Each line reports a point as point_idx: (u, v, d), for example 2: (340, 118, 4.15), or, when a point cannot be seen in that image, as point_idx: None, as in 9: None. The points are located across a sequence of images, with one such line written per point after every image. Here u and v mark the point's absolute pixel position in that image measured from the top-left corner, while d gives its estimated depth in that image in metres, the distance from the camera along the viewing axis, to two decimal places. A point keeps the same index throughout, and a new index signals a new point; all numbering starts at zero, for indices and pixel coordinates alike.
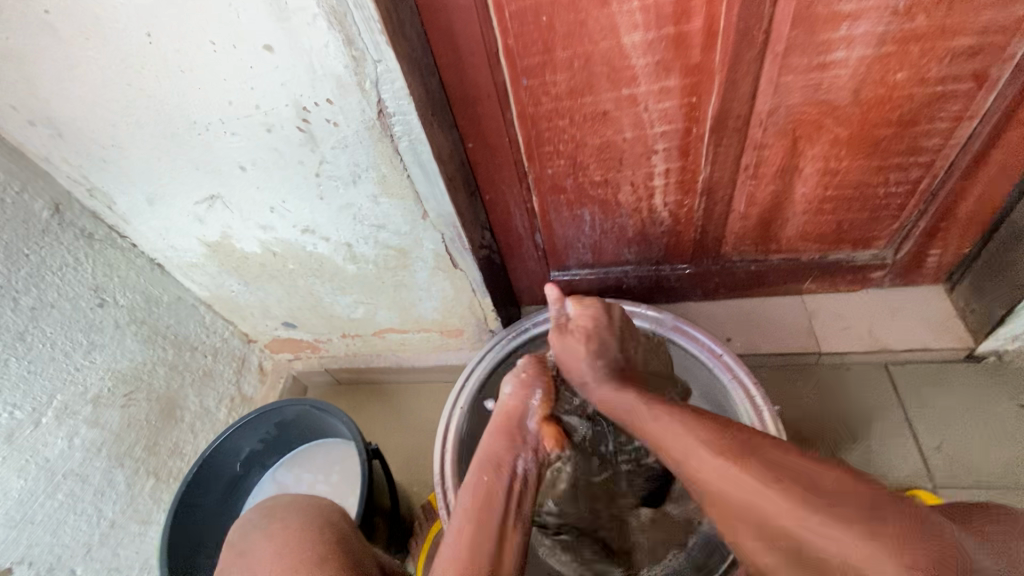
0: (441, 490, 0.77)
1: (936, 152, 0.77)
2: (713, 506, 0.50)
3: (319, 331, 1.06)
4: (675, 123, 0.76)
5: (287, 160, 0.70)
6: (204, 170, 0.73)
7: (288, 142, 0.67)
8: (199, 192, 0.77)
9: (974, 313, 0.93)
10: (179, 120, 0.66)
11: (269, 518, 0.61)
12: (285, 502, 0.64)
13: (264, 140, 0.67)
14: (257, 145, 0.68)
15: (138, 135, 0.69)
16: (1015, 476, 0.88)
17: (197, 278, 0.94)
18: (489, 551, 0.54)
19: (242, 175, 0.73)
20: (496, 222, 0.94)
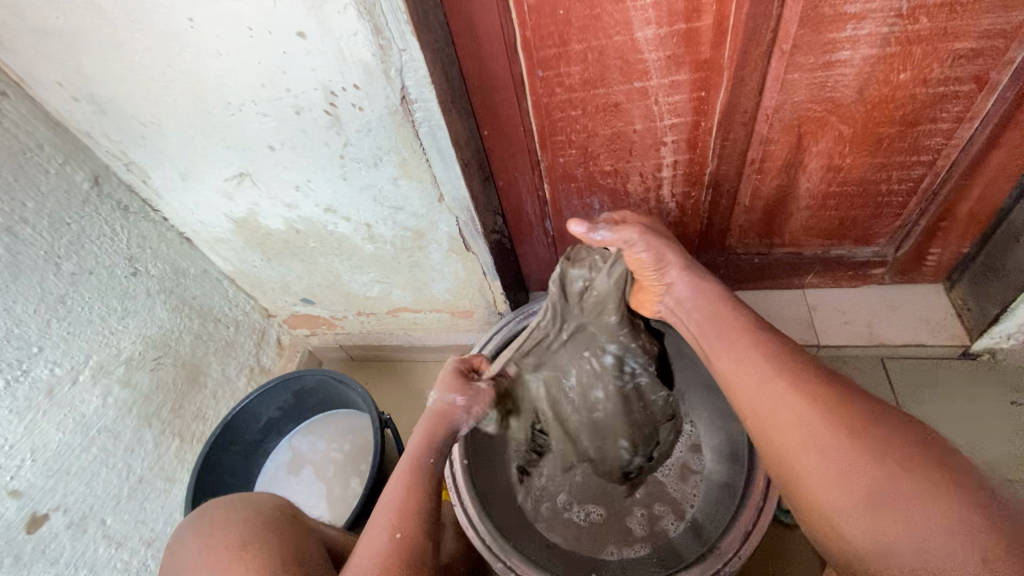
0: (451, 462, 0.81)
1: (937, 152, 0.80)
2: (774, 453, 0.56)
3: (335, 308, 1.11)
4: (683, 117, 0.79)
5: (313, 141, 0.74)
6: (234, 148, 0.77)
7: (315, 123, 0.71)
8: (228, 170, 0.81)
9: (971, 311, 0.95)
10: (213, 101, 0.70)
11: (198, 528, 0.60)
12: (209, 508, 0.62)
13: (292, 122, 0.71)
14: (285, 126, 0.72)
15: (174, 113, 0.73)
16: (1003, 469, 0.90)
17: (222, 253, 0.99)
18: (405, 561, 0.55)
19: (270, 155, 0.77)
20: (508, 208, 0.98)
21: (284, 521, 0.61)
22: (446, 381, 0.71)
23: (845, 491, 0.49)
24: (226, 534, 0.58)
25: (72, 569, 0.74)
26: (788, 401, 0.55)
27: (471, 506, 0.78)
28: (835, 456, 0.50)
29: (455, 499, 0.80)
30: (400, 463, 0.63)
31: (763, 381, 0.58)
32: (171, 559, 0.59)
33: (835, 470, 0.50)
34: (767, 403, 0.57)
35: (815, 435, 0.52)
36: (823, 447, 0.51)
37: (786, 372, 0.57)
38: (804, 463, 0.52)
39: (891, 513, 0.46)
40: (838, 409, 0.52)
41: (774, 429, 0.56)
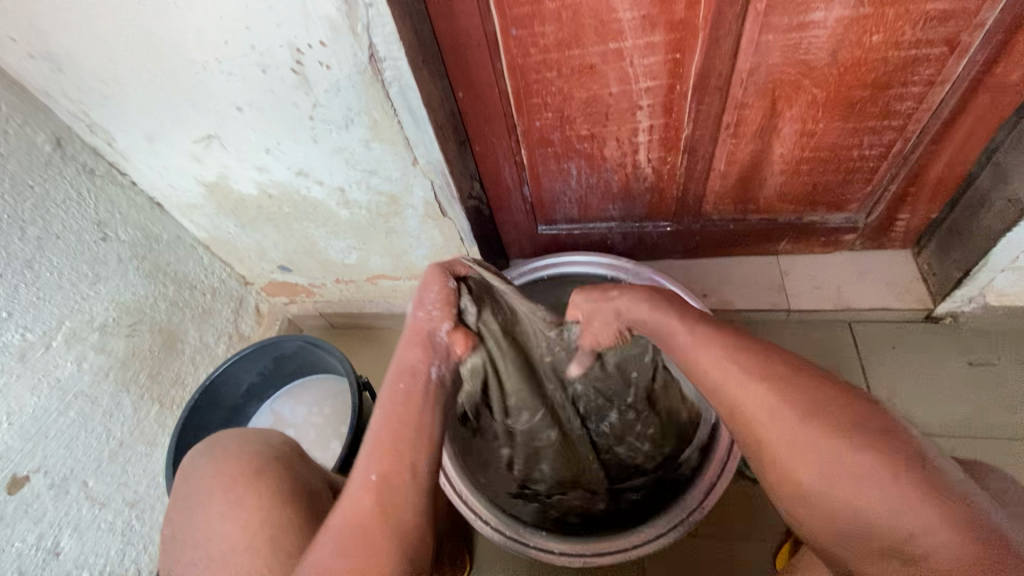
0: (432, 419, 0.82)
1: (908, 117, 0.81)
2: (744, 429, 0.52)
3: (313, 276, 1.11)
4: (659, 79, 0.78)
5: (281, 102, 0.72)
6: (201, 111, 0.76)
7: (281, 83, 0.69)
8: (195, 133, 0.79)
9: (935, 276, 0.99)
10: (175, 59, 0.68)
11: (210, 455, 0.61)
12: (222, 436, 0.64)
13: (258, 81, 0.70)
14: (252, 86, 0.71)
15: (134, 71, 0.71)
16: (958, 424, 0.93)
17: (195, 219, 0.98)
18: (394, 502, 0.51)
19: (238, 116, 0.75)
20: (485, 174, 0.98)
21: (292, 456, 0.62)
22: (435, 300, 0.65)
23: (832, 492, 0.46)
24: (237, 463, 0.59)
25: (56, 529, 0.75)
26: (762, 392, 0.51)
27: (452, 467, 0.80)
28: (820, 455, 0.46)
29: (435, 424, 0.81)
30: (381, 394, 0.59)
31: (739, 373, 0.53)
32: (181, 480, 0.61)
33: (823, 471, 0.46)
34: (744, 389, 0.52)
35: (794, 428, 0.48)
36: (806, 445, 0.47)
37: (758, 368, 0.52)
38: (790, 461, 0.48)
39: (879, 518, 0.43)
40: (813, 402, 0.49)
41: (754, 421, 0.51)
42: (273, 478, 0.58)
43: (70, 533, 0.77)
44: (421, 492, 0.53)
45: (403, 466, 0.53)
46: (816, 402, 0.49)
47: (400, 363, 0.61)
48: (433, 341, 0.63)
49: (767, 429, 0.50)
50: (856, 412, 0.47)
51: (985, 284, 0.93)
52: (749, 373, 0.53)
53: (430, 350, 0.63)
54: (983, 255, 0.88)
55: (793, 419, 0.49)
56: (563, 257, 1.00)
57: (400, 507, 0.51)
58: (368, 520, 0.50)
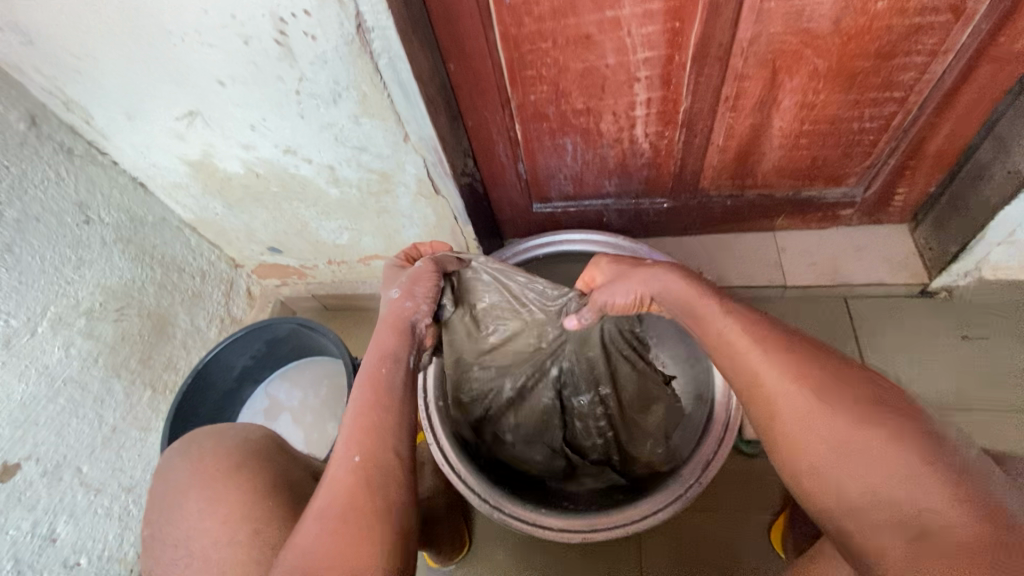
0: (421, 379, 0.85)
1: (910, 88, 0.79)
2: (762, 412, 0.52)
3: (305, 257, 1.09)
4: (657, 49, 0.76)
5: (265, 75, 0.69)
6: (181, 86, 0.72)
7: (265, 55, 0.66)
8: (175, 108, 0.76)
9: (932, 250, 0.99)
10: (150, 29, 0.65)
11: (187, 455, 0.60)
12: (200, 434, 0.64)
13: (239, 53, 0.67)
14: (234, 58, 0.67)
15: (108, 43, 0.67)
16: (952, 397, 0.94)
17: (181, 200, 0.95)
18: (377, 483, 0.50)
19: (221, 91, 0.72)
20: (479, 150, 0.95)
21: (273, 451, 0.62)
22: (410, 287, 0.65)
23: (840, 465, 0.46)
24: (214, 460, 0.59)
25: (52, 515, 0.74)
26: (773, 366, 0.52)
27: (449, 448, 0.81)
28: (829, 429, 0.47)
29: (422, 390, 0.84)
30: (358, 379, 0.58)
31: (750, 350, 0.55)
32: (160, 480, 0.60)
33: (832, 444, 0.47)
34: (753, 364, 0.54)
35: (811, 412, 0.49)
36: (816, 418, 0.48)
37: (767, 344, 0.54)
38: (800, 435, 0.49)
39: (889, 496, 0.43)
40: (830, 386, 0.49)
41: (771, 405, 0.51)
42: (252, 473, 0.58)
43: (66, 519, 0.76)
44: (405, 469, 0.53)
45: (386, 445, 0.53)
46: (827, 378, 0.50)
47: (383, 348, 0.60)
48: (409, 329, 0.63)
49: (777, 404, 0.51)
50: (871, 397, 0.48)
51: (980, 258, 0.92)
52: (758, 350, 0.54)
53: (405, 337, 0.62)
54: (981, 228, 0.87)
55: (810, 403, 0.49)
56: (561, 235, 0.99)
57: (385, 479, 0.51)
58: (349, 502, 0.49)
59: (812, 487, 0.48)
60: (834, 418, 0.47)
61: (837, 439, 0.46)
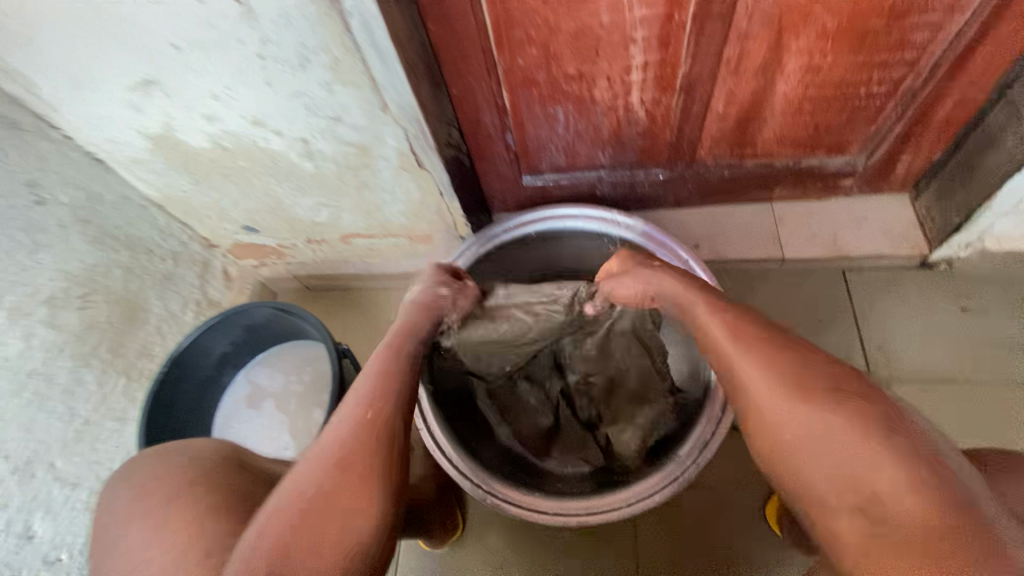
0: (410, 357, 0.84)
1: (922, 49, 0.74)
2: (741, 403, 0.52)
3: (282, 235, 1.04)
4: (656, 7, 0.70)
5: (224, 38, 0.62)
6: (132, 53, 0.65)
7: (222, 15, 0.59)
8: (128, 77, 0.69)
9: (934, 222, 0.96)
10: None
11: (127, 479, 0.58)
12: (143, 459, 0.60)
13: (192, 13, 0.59)
14: (187, 19, 0.60)
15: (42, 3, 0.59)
16: (947, 370, 0.94)
17: (145, 177, 0.88)
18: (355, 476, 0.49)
19: (177, 56, 0.65)
20: (464, 120, 0.89)
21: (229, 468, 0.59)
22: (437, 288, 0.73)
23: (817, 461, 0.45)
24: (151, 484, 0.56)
25: (26, 513, 0.71)
26: (753, 363, 0.51)
27: (438, 431, 0.78)
28: (806, 421, 0.47)
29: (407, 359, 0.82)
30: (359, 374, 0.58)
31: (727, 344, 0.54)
32: (100, 515, 0.56)
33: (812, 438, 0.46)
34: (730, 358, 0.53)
35: (790, 402, 0.48)
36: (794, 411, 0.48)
37: (746, 339, 0.53)
38: (780, 423, 0.48)
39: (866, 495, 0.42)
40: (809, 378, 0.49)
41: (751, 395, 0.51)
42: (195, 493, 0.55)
43: (42, 516, 0.73)
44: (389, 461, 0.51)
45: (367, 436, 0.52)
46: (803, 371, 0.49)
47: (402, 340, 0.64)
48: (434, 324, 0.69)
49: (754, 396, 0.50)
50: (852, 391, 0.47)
51: (983, 230, 0.90)
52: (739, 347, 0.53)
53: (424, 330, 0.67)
54: (988, 198, 0.84)
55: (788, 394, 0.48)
56: (552, 209, 0.95)
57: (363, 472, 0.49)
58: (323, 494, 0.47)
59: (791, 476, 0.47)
60: (813, 410, 0.47)
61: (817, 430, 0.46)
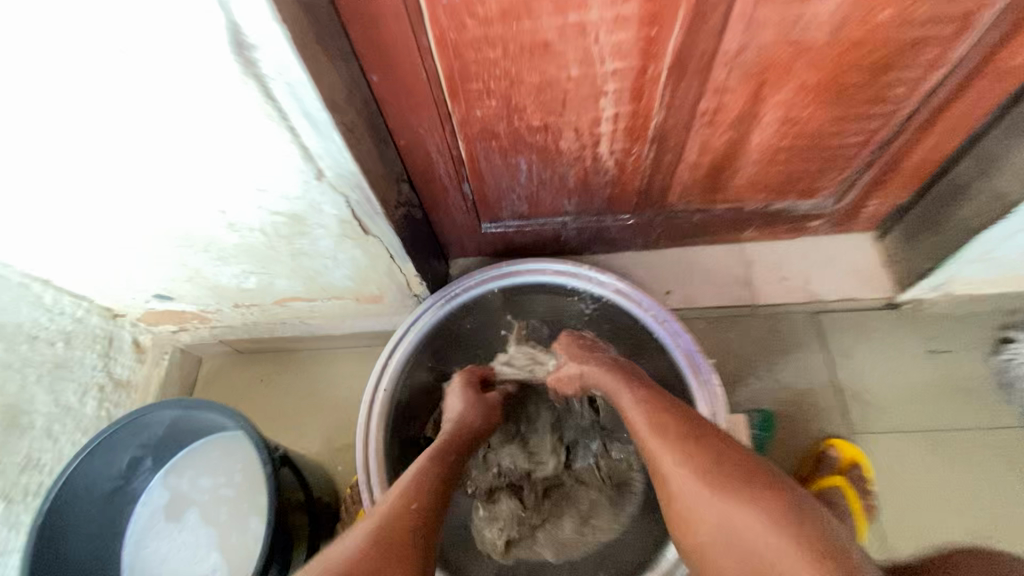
0: (360, 456, 0.78)
1: (899, 102, 0.72)
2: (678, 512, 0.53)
3: (204, 301, 0.89)
4: (628, 60, 0.63)
5: (124, 83, 0.48)
6: (19, 131, 0.53)
7: (101, 45, 0.44)
8: (11, 156, 0.56)
9: (900, 263, 0.94)
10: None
11: None
12: None
13: (59, 48, 0.44)
14: (58, 61, 0.45)
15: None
16: (922, 418, 0.91)
17: (22, 251, 0.71)
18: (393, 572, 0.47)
19: (42, 102, 0.50)
20: (414, 171, 0.79)
21: None
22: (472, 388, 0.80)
23: (710, 536, 0.50)
24: None
25: None
26: (670, 451, 0.56)
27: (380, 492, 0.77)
28: (707, 499, 0.51)
29: (371, 428, 0.80)
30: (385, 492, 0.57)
31: (648, 433, 0.59)
32: None
33: (659, 447, 0.57)
34: (648, 447, 0.59)
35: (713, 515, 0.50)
36: (692, 489, 0.52)
37: (670, 430, 0.58)
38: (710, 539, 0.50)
39: (757, 560, 0.46)
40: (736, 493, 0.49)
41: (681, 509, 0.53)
42: None
43: None
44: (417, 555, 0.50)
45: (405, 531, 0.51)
46: (708, 452, 0.54)
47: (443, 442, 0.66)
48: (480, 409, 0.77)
49: (666, 483, 0.55)
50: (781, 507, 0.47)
51: (951, 273, 0.88)
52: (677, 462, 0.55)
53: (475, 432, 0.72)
54: (957, 249, 0.82)
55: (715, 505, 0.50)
56: (492, 269, 0.88)
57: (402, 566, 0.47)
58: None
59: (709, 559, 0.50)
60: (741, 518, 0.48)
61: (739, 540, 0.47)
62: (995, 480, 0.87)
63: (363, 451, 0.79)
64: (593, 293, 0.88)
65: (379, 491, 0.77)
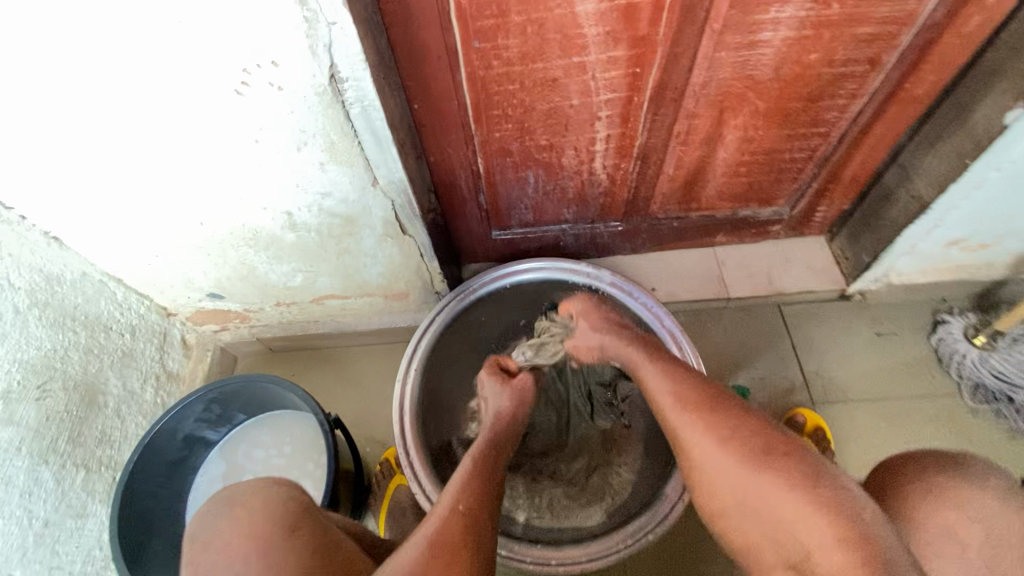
0: (406, 453, 0.87)
1: (832, 124, 0.89)
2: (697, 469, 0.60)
3: (250, 301, 1.01)
4: (618, 92, 0.80)
5: (237, 110, 0.62)
6: (139, 144, 0.66)
7: (231, 80, 0.58)
8: (123, 166, 0.69)
9: (848, 259, 1.11)
10: (120, 91, 0.59)
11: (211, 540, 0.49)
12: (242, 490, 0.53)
13: (195, 80, 0.58)
14: (192, 92, 0.59)
15: (89, 113, 0.61)
16: (873, 390, 1.07)
17: (107, 250, 0.83)
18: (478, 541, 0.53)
19: (192, 133, 0.65)
20: (440, 184, 0.94)
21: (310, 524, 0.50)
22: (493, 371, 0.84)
23: (740, 507, 0.55)
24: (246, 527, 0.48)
25: None
26: (688, 415, 0.61)
27: (418, 461, 0.87)
28: (747, 484, 0.55)
29: (406, 406, 0.91)
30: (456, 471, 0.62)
31: (685, 423, 0.61)
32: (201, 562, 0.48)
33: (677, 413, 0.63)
34: (677, 426, 0.62)
35: (733, 471, 0.56)
36: (725, 464, 0.57)
37: (707, 419, 0.60)
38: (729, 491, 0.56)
39: (772, 504, 0.53)
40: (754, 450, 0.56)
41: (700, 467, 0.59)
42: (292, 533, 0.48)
43: None
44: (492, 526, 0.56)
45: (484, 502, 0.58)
46: (738, 430, 0.58)
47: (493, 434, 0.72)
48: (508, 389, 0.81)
49: (698, 458, 0.60)
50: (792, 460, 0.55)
51: (888, 266, 1.05)
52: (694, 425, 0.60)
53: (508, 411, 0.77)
54: (890, 243, 0.99)
55: (735, 461, 0.56)
56: (494, 272, 1.02)
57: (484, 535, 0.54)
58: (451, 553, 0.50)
59: (727, 507, 0.57)
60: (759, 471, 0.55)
61: (758, 489, 0.54)
62: (936, 439, 1.02)
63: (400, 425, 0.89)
64: (592, 285, 1.03)
65: (418, 461, 0.88)
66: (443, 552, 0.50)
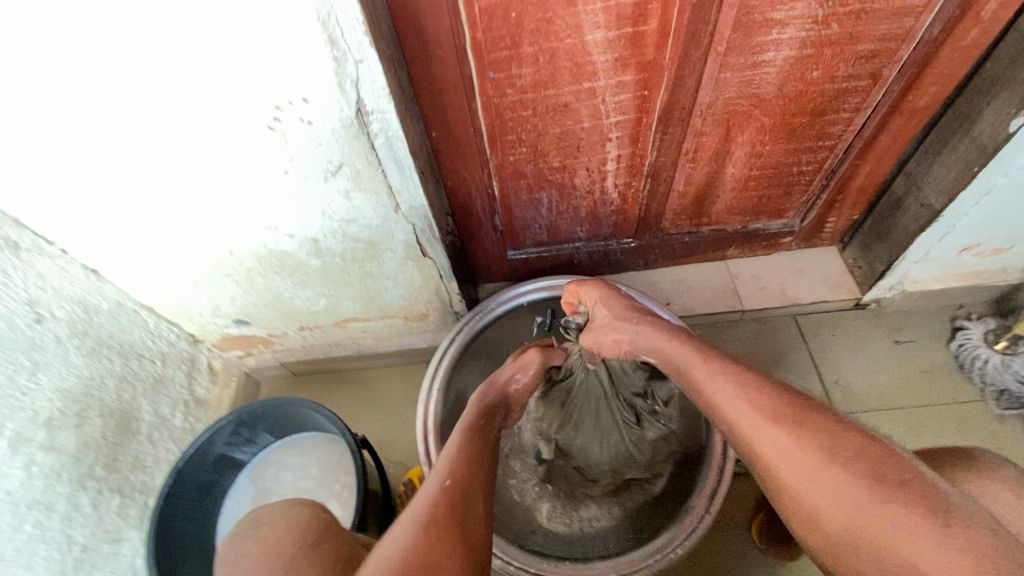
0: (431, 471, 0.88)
1: (838, 137, 0.91)
2: (780, 481, 0.50)
3: (274, 326, 1.04)
4: (627, 114, 0.83)
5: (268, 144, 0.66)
6: (176, 179, 0.70)
7: (263, 116, 0.62)
8: (161, 200, 0.73)
9: (861, 269, 1.12)
10: (162, 130, 0.63)
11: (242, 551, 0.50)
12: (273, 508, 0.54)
13: (231, 119, 0.62)
14: (226, 128, 0.63)
15: (132, 151, 0.66)
16: (895, 399, 1.06)
17: (142, 280, 0.86)
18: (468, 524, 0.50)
19: (227, 167, 0.69)
20: (456, 207, 0.97)
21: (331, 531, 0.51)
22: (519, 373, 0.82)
23: (846, 523, 0.45)
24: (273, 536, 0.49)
25: None
26: (759, 414, 0.53)
27: None
28: (852, 492, 0.45)
29: (429, 424, 0.92)
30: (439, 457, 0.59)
31: (756, 424, 0.53)
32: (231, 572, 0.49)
33: (748, 413, 0.54)
34: (751, 429, 0.53)
35: (829, 476, 0.47)
36: (832, 485, 0.47)
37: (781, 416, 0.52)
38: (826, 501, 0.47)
39: (885, 513, 0.44)
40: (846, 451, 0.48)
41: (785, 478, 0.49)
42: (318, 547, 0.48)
43: None
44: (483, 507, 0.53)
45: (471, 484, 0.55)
46: (838, 444, 0.49)
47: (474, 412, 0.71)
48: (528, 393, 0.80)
49: (781, 467, 0.50)
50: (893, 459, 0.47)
51: (903, 274, 1.06)
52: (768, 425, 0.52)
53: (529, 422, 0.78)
54: (902, 251, 1.00)
55: (832, 465, 0.47)
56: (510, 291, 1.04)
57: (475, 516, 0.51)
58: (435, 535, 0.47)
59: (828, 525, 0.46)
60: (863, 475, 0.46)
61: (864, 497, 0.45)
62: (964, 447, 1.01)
63: (424, 444, 0.90)
64: None
65: None
66: (427, 530, 0.47)
